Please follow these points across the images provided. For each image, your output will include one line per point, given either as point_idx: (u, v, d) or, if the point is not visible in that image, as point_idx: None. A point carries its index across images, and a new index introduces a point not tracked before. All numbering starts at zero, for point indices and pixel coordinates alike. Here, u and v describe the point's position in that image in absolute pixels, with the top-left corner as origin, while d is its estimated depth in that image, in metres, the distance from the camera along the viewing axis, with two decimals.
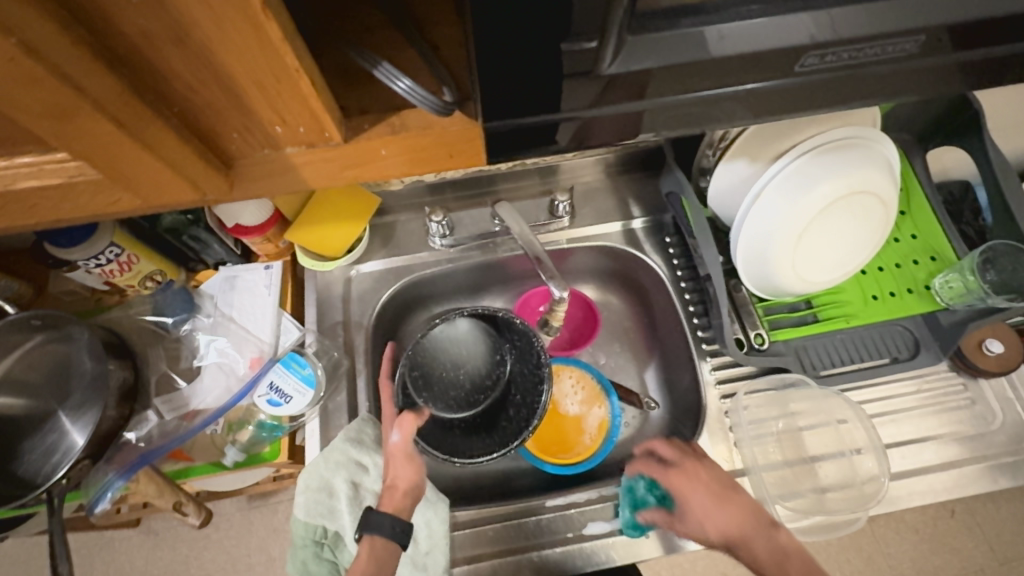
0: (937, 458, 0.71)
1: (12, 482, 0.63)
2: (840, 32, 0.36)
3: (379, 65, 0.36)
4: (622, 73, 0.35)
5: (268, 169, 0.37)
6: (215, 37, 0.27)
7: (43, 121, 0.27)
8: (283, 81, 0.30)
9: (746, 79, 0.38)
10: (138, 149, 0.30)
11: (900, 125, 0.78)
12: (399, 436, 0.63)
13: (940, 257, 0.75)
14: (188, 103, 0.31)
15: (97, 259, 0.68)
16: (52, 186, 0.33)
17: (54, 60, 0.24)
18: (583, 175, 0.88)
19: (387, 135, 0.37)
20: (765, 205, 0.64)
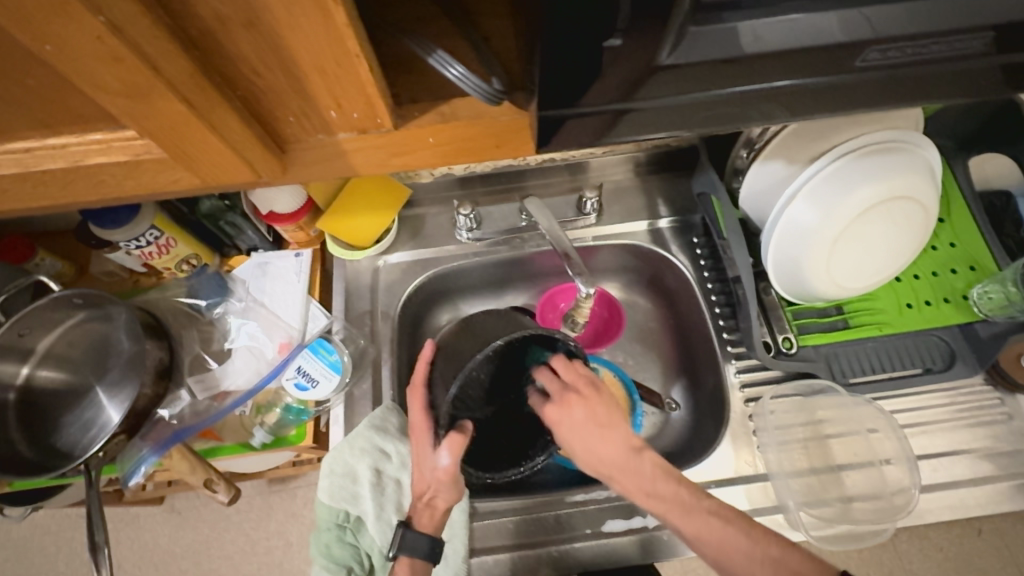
0: (969, 473, 0.69)
1: (53, 453, 0.67)
2: (899, 28, 0.35)
3: (435, 53, 0.37)
4: (670, 66, 0.35)
5: (320, 154, 0.38)
6: (285, 21, 0.27)
7: (120, 99, 0.28)
8: (344, 67, 0.31)
9: (795, 76, 0.37)
10: (203, 130, 0.31)
11: (944, 129, 0.76)
12: (448, 459, 0.60)
13: (980, 267, 0.73)
14: (251, 87, 0.32)
15: (137, 241, 0.71)
16: (118, 163, 0.34)
17: (135, 40, 0.25)
18: (612, 173, 0.87)
19: (437, 124, 0.38)
20: (801, 208, 0.63)
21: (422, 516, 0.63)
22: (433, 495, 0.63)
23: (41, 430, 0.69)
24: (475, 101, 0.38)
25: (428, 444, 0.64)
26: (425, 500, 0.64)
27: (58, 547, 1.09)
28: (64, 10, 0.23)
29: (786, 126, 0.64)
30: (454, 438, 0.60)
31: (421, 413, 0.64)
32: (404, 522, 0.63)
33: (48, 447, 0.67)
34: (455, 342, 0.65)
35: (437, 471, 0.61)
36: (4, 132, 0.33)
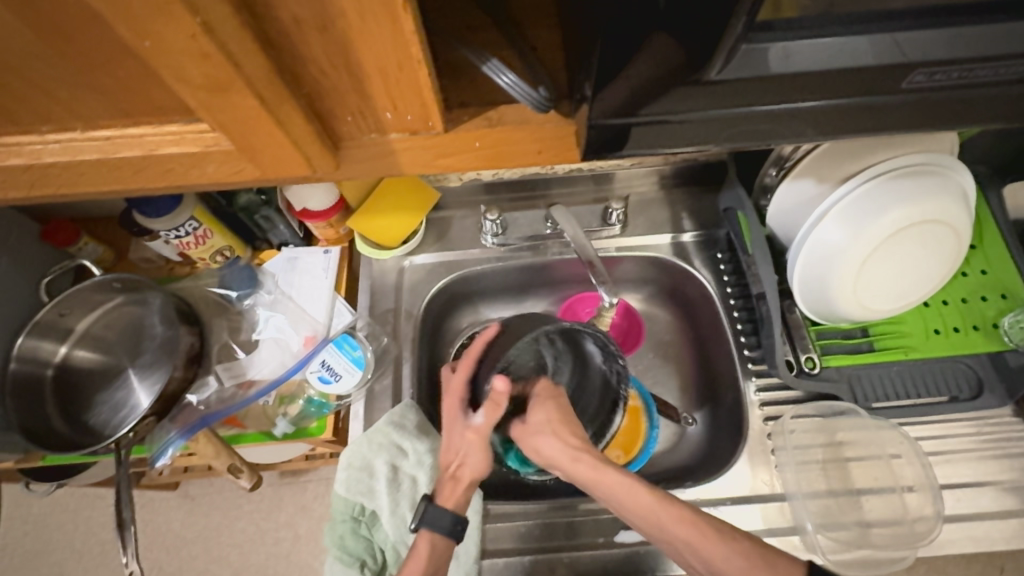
0: (994, 506, 0.67)
1: (85, 431, 0.69)
2: (953, 53, 0.35)
3: (488, 61, 0.38)
4: (715, 83, 0.35)
5: (370, 154, 0.40)
6: (357, 27, 0.29)
7: (199, 93, 0.30)
8: (404, 71, 0.32)
9: (838, 94, 0.38)
10: (271, 126, 0.33)
11: (980, 156, 0.75)
12: (482, 419, 0.61)
13: (1011, 295, 0.72)
14: (317, 87, 0.34)
15: (178, 231, 0.74)
16: (188, 153, 0.36)
17: (223, 39, 0.27)
18: (638, 186, 0.88)
19: (484, 128, 0.39)
20: (831, 228, 0.63)
21: (444, 491, 0.63)
22: (458, 469, 0.63)
23: (74, 409, 0.71)
24: (520, 108, 0.39)
25: (458, 412, 0.63)
26: (451, 473, 0.63)
27: (76, 525, 1.12)
28: (167, 11, 0.25)
29: (821, 144, 0.64)
30: (491, 404, 0.59)
31: (461, 384, 0.62)
32: (427, 497, 0.63)
33: (79, 425, 0.70)
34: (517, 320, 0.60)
35: (470, 430, 0.61)
36: (87, 121, 0.35)
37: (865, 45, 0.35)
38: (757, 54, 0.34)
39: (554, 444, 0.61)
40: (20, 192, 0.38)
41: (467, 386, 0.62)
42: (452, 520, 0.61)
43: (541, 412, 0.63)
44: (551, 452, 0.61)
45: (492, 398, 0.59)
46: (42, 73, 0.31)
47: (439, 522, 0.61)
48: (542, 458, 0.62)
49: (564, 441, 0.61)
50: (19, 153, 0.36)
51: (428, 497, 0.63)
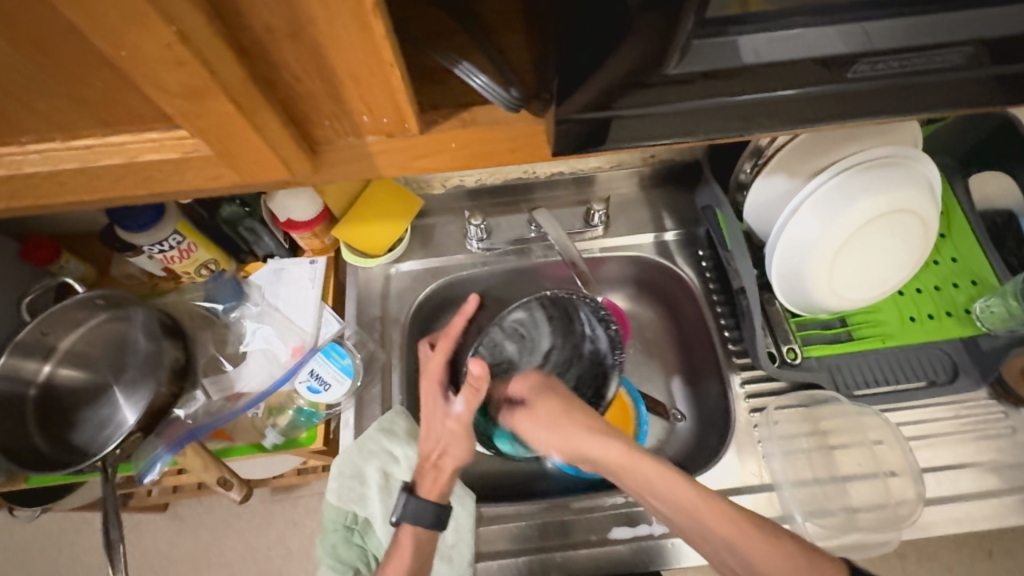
0: (974, 486, 0.69)
1: (73, 450, 0.69)
2: (889, 42, 0.37)
3: (460, 64, 0.40)
4: (674, 76, 0.37)
5: (348, 156, 0.40)
6: (329, 32, 0.30)
7: (177, 100, 0.30)
8: (377, 74, 0.33)
9: (793, 85, 0.39)
10: (248, 130, 0.33)
11: (944, 148, 0.79)
12: (462, 407, 0.63)
13: (981, 281, 0.75)
14: (293, 91, 0.34)
15: (161, 245, 0.73)
16: (169, 159, 0.36)
17: (199, 47, 0.28)
18: (618, 187, 0.90)
19: (458, 129, 0.40)
20: (802, 220, 0.65)
21: (427, 482, 0.65)
22: (439, 459, 0.65)
23: (58, 429, 0.71)
24: (495, 108, 0.40)
25: (440, 398, 0.66)
26: (433, 462, 0.66)
27: (61, 552, 1.10)
28: (143, 21, 0.26)
29: (793, 139, 0.66)
30: (472, 390, 0.62)
31: (442, 367, 0.66)
32: (408, 488, 0.65)
33: (64, 444, 0.69)
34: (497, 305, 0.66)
35: (451, 420, 0.65)
36: (69, 131, 0.36)
37: (816, 38, 0.37)
38: (709, 49, 0.36)
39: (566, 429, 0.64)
40: (1, 204, 0.38)
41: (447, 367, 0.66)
42: (434, 511, 0.63)
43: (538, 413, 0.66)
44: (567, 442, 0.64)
45: (471, 382, 0.62)
46: (21, 83, 0.32)
47: (421, 514, 0.63)
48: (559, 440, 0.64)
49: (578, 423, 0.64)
50: (1, 164, 0.36)
51: (409, 489, 0.65)
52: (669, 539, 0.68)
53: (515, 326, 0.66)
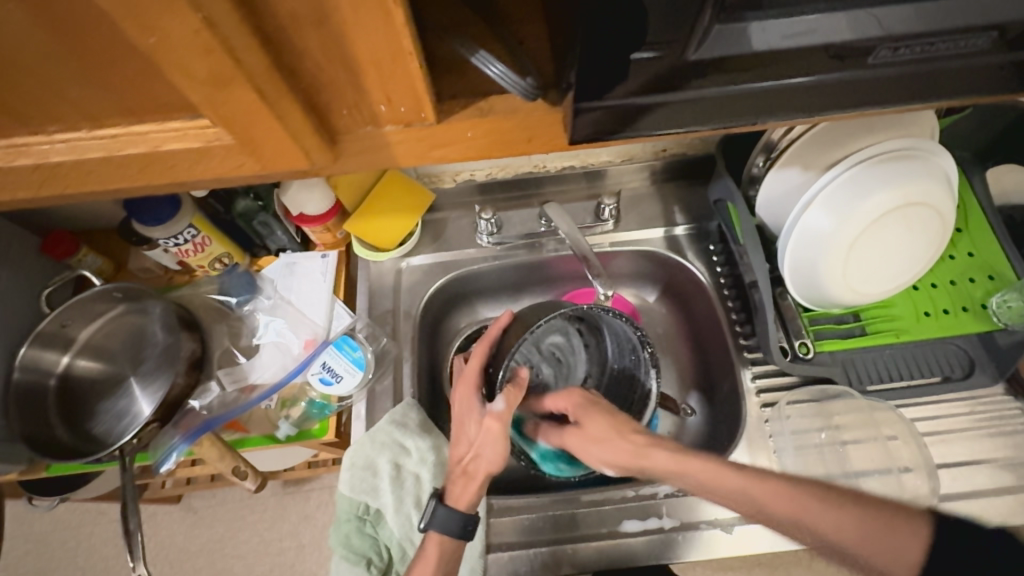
0: (990, 483, 0.69)
1: (90, 439, 0.70)
2: (911, 28, 0.36)
3: (477, 53, 0.39)
4: (692, 62, 0.36)
5: (366, 146, 0.40)
6: (351, 18, 0.30)
7: (202, 88, 0.31)
8: (397, 63, 0.34)
9: (810, 72, 0.39)
10: (270, 118, 0.34)
11: (962, 141, 0.78)
12: (502, 406, 0.62)
13: (998, 276, 0.74)
14: (314, 80, 0.35)
15: (176, 239, 0.74)
16: (191, 149, 0.37)
17: (223, 33, 0.28)
18: (629, 181, 0.89)
19: (475, 118, 0.40)
20: (819, 214, 0.64)
21: (456, 490, 0.63)
22: (471, 463, 0.63)
23: (78, 419, 0.72)
24: (512, 97, 0.40)
25: (475, 399, 0.65)
26: (463, 469, 0.64)
27: (79, 541, 1.12)
28: (172, 7, 0.26)
29: (808, 129, 0.65)
30: (513, 388, 0.62)
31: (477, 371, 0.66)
32: (438, 495, 0.63)
33: (84, 433, 0.71)
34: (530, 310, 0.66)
35: (488, 417, 0.62)
36: (93, 120, 0.36)
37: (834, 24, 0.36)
38: (726, 35, 0.35)
39: (606, 443, 0.62)
40: (27, 193, 0.39)
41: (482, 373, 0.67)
42: (463, 520, 0.61)
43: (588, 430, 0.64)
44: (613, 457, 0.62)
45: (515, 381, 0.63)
46: (54, 71, 0.32)
47: (447, 522, 0.61)
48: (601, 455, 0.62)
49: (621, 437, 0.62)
50: (26, 154, 0.37)
51: (438, 496, 0.63)
52: (681, 532, 0.68)
53: (552, 348, 0.76)
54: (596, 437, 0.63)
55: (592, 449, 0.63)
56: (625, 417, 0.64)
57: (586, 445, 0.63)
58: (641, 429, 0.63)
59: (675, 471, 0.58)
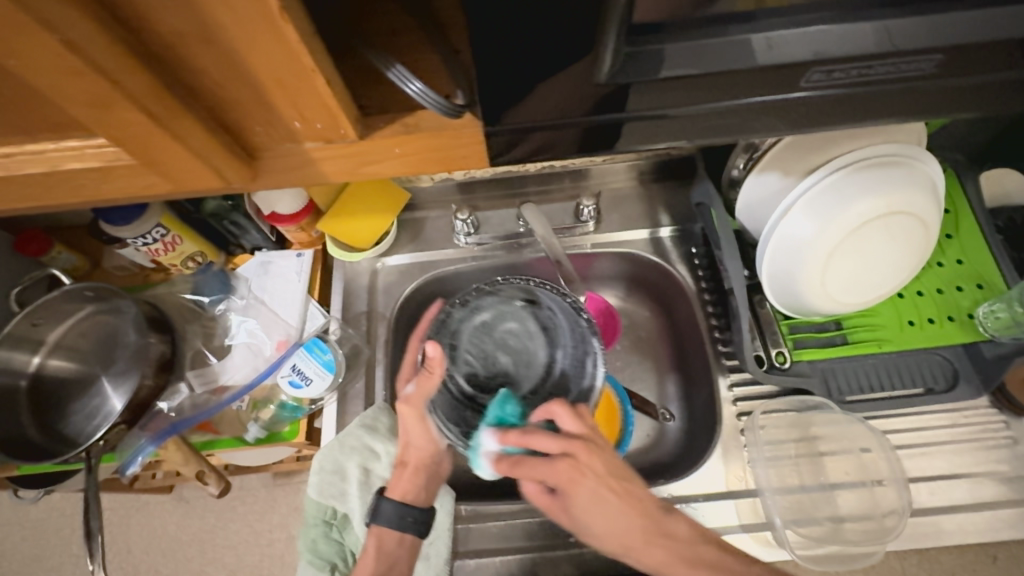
0: (969, 497, 0.67)
1: (59, 439, 0.70)
2: (851, 51, 0.37)
3: (393, 68, 0.37)
4: (606, 86, 0.37)
5: (290, 162, 0.41)
6: (239, 36, 0.30)
7: (84, 109, 0.31)
8: (302, 80, 0.34)
9: (761, 94, 0.39)
10: (168, 139, 0.34)
11: (955, 144, 0.75)
12: (413, 390, 0.66)
13: (987, 284, 0.72)
14: (216, 98, 0.35)
15: (145, 238, 0.73)
16: (94, 169, 0.37)
17: (92, 54, 0.28)
18: (612, 181, 0.87)
19: (402, 135, 0.40)
20: (797, 220, 0.62)
21: (393, 481, 0.66)
22: (403, 453, 0.67)
23: (48, 418, 0.72)
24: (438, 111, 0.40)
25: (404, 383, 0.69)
26: (400, 460, 0.67)
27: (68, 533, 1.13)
28: (28, 29, 0.26)
29: (782, 139, 0.63)
30: (425, 373, 0.65)
31: (410, 364, 0.70)
32: (379, 491, 0.66)
33: (55, 432, 0.71)
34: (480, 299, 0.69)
35: (403, 403, 0.66)
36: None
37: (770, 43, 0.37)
38: (643, 54, 0.36)
39: (604, 520, 0.57)
40: None
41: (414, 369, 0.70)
42: (401, 511, 0.63)
43: (580, 500, 0.58)
44: (604, 532, 0.58)
45: (426, 366, 0.65)
46: None
47: (390, 515, 0.63)
48: (597, 528, 0.58)
49: (616, 515, 0.57)
50: None
51: (381, 491, 0.66)
52: None
53: (506, 335, 0.68)
54: (583, 512, 0.58)
55: (586, 520, 0.58)
56: (627, 487, 0.58)
57: (589, 508, 0.57)
58: (647, 503, 0.58)
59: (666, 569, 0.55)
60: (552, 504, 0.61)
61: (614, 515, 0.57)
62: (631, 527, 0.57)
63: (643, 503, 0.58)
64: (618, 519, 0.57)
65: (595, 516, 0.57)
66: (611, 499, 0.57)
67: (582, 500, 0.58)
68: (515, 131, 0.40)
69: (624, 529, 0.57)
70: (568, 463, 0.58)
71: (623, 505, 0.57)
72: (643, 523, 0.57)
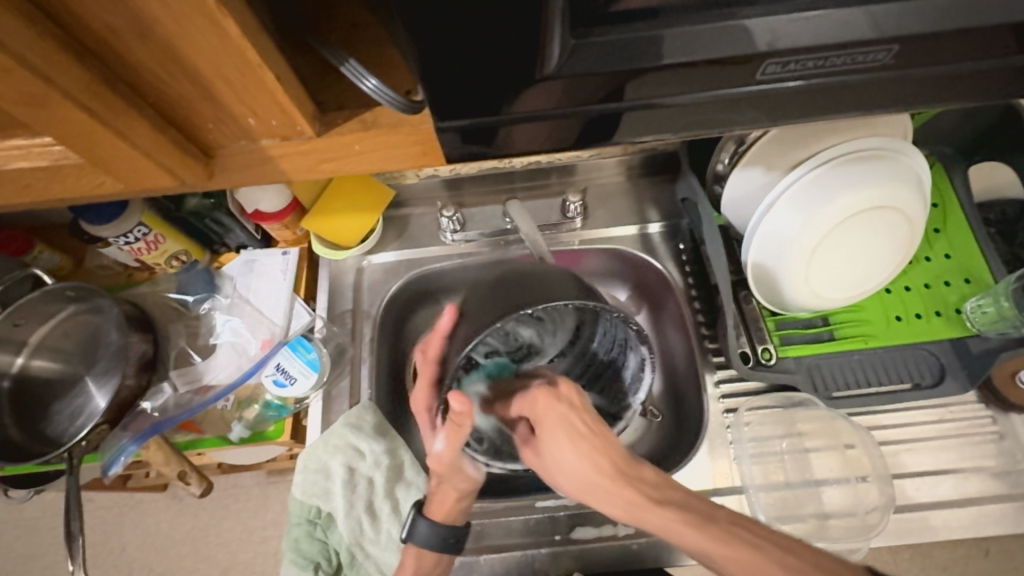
0: (954, 493, 0.67)
1: (42, 439, 0.70)
2: (814, 43, 0.37)
3: (347, 63, 0.39)
4: (551, 78, 0.37)
5: (246, 160, 0.43)
6: (176, 32, 0.31)
7: (21, 109, 0.32)
8: (249, 76, 0.35)
9: (727, 88, 0.40)
10: (113, 137, 0.36)
11: (942, 138, 0.74)
12: (443, 446, 0.61)
13: (975, 280, 0.71)
14: (160, 96, 0.37)
15: (126, 237, 0.73)
16: (40, 167, 0.39)
17: (26, 55, 0.29)
18: (599, 177, 0.86)
19: (359, 131, 0.42)
20: (778, 213, 0.61)
21: (432, 504, 0.64)
22: (438, 480, 0.65)
23: (30, 419, 0.71)
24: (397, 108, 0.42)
25: (427, 426, 0.66)
26: (439, 487, 0.65)
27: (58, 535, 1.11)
28: None
29: (768, 131, 0.62)
30: (454, 426, 0.59)
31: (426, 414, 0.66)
32: (415, 509, 0.64)
33: (37, 433, 0.70)
34: (479, 299, 0.58)
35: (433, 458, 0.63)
36: None
37: (741, 35, 0.36)
38: (609, 47, 0.36)
39: (571, 460, 0.56)
40: None
41: (431, 392, 0.65)
42: (442, 532, 0.61)
43: (549, 440, 0.58)
44: (569, 475, 0.57)
45: (454, 419, 0.58)
46: None
47: (429, 537, 0.61)
48: (563, 471, 0.57)
49: (579, 453, 0.56)
50: None
51: (416, 509, 0.64)
52: (636, 541, 0.67)
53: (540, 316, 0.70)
54: (551, 455, 0.58)
55: (552, 462, 0.58)
56: (598, 428, 0.57)
57: (557, 445, 0.57)
58: (616, 444, 0.57)
59: (628, 517, 0.54)
60: (529, 442, 0.62)
61: (581, 455, 0.56)
62: (591, 466, 0.56)
63: (618, 448, 0.57)
64: (582, 459, 0.56)
65: (561, 457, 0.57)
66: (579, 436, 0.57)
67: (552, 443, 0.58)
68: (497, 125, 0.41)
69: (584, 469, 0.56)
70: (541, 407, 0.59)
71: (589, 446, 0.56)
72: (613, 457, 0.56)
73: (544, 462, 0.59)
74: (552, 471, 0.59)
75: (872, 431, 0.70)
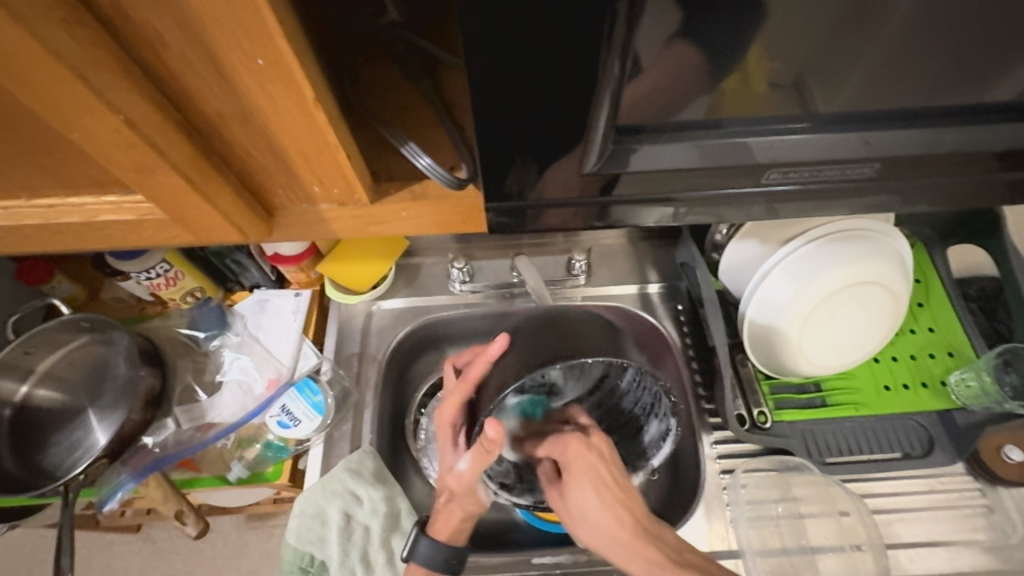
0: (947, 566, 0.67)
1: (38, 471, 0.69)
2: (803, 158, 0.43)
3: (406, 145, 0.45)
4: (592, 173, 0.43)
5: (303, 220, 0.48)
6: (273, 118, 0.38)
7: (132, 174, 0.38)
8: (325, 153, 0.41)
9: (728, 184, 0.45)
10: (199, 200, 0.41)
11: (923, 219, 0.80)
12: (466, 467, 0.60)
13: (958, 353, 0.75)
14: (244, 165, 0.43)
15: (148, 272, 0.75)
16: (125, 220, 0.45)
17: (148, 133, 0.35)
18: (603, 239, 0.91)
19: (408, 201, 0.47)
20: (775, 282, 0.66)
21: (438, 522, 0.64)
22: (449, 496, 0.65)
23: (28, 448, 0.71)
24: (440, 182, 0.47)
25: (449, 446, 0.63)
26: (446, 504, 0.65)
27: None
28: (94, 112, 0.33)
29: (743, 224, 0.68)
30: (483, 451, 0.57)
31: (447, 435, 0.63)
32: (420, 527, 0.64)
33: (33, 465, 0.70)
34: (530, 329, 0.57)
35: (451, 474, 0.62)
36: (39, 193, 0.44)
37: (741, 145, 0.42)
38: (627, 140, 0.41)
39: (594, 512, 0.60)
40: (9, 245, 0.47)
41: (460, 411, 0.61)
42: (445, 553, 0.62)
43: (574, 489, 0.61)
44: (589, 526, 0.60)
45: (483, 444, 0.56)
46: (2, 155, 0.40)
47: (432, 557, 0.61)
48: (585, 522, 0.60)
49: (603, 505, 0.60)
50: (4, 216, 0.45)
51: (420, 526, 0.64)
52: None
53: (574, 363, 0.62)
54: (575, 503, 0.61)
55: (575, 512, 0.61)
56: (626, 487, 0.61)
57: (582, 495, 0.60)
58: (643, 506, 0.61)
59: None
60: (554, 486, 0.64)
61: (603, 509, 0.60)
62: (614, 520, 0.59)
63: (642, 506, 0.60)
64: (607, 512, 0.60)
65: (585, 507, 0.60)
66: (606, 490, 0.60)
67: (577, 491, 0.61)
68: (525, 205, 0.46)
69: (609, 522, 0.59)
70: (572, 456, 0.62)
71: (614, 501, 0.60)
72: (633, 514, 0.60)
73: (566, 507, 0.62)
74: (572, 517, 0.61)
75: (865, 499, 0.71)
